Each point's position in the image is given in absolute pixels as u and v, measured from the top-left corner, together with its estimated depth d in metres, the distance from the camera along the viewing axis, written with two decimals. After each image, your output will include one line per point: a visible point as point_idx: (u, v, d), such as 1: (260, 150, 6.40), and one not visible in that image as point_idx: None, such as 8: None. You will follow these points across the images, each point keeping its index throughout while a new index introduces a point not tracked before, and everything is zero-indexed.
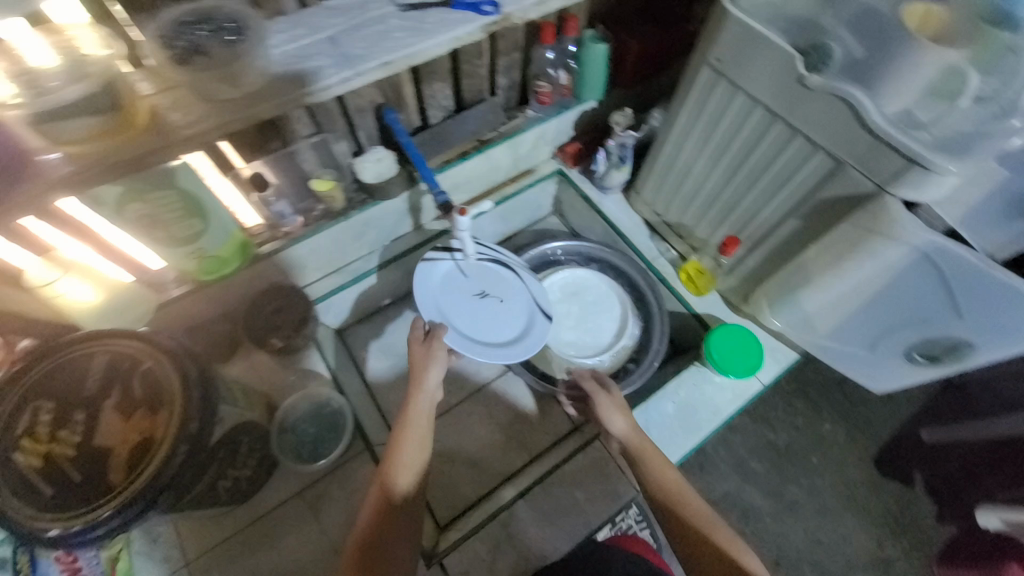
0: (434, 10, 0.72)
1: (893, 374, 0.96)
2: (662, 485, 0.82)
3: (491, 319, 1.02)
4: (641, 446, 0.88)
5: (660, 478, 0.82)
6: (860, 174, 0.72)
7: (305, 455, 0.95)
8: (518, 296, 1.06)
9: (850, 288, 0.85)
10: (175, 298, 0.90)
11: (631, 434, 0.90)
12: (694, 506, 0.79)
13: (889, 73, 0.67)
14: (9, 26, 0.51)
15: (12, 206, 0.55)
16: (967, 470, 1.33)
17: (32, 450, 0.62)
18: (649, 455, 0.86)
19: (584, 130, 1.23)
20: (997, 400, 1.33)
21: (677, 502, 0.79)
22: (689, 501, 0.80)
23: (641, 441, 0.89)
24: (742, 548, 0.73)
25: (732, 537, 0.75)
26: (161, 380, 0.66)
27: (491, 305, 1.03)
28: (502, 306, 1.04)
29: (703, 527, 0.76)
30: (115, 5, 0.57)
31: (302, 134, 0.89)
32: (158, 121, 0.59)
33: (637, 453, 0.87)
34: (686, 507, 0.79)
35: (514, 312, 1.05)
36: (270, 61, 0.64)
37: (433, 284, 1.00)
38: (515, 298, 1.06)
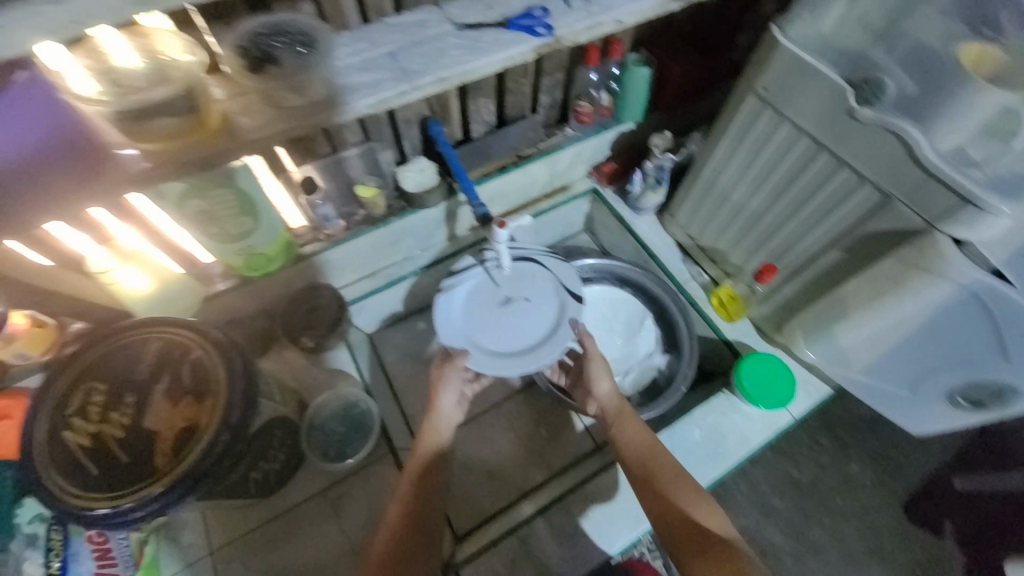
0: (490, 30, 0.74)
1: (933, 416, 0.94)
2: (639, 450, 0.85)
3: (519, 322, 0.92)
4: (621, 412, 0.92)
5: (636, 446, 0.86)
6: (909, 210, 0.71)
7: (332, 454, 0.95)
8: (542, 287, 0.95)
9: (892, 326, 0.84)
10: (221, 291, 0.94)
11: (613, 399, 0.94)
12: (671, 470, 0.82)
13: (943, 111, 0.66)
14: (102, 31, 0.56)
15: (83, 195, 0.56)
16: (993, 523, 1.34)
17: (83, 429, 0.65)
18: (626, 420, 0.90)
19: (621, 150, 1.24)
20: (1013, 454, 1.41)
21: (649, 467, 0.83)
22: (667, 466, 0.83)
23: (620, 407, 0.92)
24: (712, 511, 0.77)
25: (705, 502, 0.79)
26: (208, 370, 0.69)
27: (517, 308, 0.93)
28: (530, 304, 0.93)
29: (672, 493, 0.80)
30: (197, 16, 0.64)
31: (351, 141, 0.93)
32: (229, 125, 0.62)
33: (616, 419, 0.91)
34: (658, 475, 0.82)
35: (543, 305, 0.93)
36: (334, 72, 0.68)
37: (456, 312, 0.93)
38: (542, 289, 0.95)
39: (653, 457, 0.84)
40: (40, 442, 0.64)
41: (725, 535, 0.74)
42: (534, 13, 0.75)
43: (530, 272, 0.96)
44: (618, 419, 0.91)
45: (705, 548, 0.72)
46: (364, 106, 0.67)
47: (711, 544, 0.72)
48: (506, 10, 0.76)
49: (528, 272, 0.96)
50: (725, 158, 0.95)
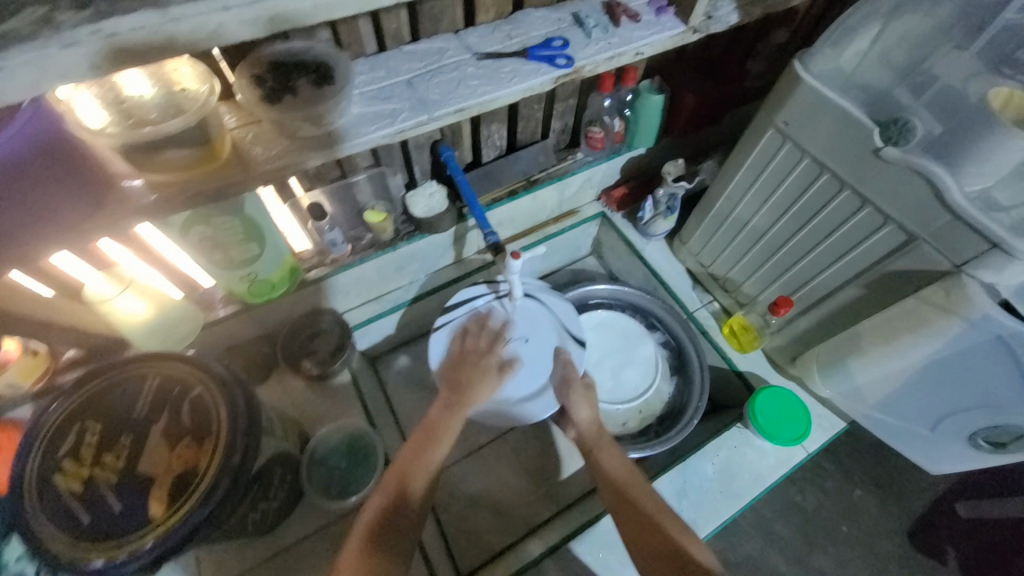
0: (510, 60, 0.73)
1: (955, 457, 0.90)
2: (617, 474, 0.81)
3: (524, 364, 0.94)
4: (599, 439, 0.88)
5: (610, 469, 0.82)
6: (934, 252, 0.70)
7: (334, 491, 0.91)
8: (541, 327, 0.98)
9: (911, 362, 0.82)
10: (221, 318, 0.91)
11: (592, 425, 0.89)
12: (647, 495, 0.77)
13: (971, 154, 0.64)
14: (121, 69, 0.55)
15: (84, 227, 0.54)
16: (996, 550, 1.34)
17: (74, 474, 0.61)
18: (603, 446, 0.86)
19: (630, 175, 1.23)
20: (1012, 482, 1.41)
21: (625, 489, 0.78)
22: (644, 492, 0.78)
23: (599, 433, 0.88)
24: (695, 538, 0.70)
25: (687, 530, 0.72)
26: (209, 409, 0.66)
27: (516, 350, 0.95)
28: (530, 344, 0.96)
29: (650, 511, 0.74)
30: (216, 53, 0.64)
31: (360, 166, 0.90)
32: (240, 154, 0.62)
33: (592, 445, 0.87)
34: (635, 494, 0.77)
35: (543, 345, 0.97)
36: (352, 102, 0.66)
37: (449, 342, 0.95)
38: (542, 330, 0.98)
39: (630, 481, 0.79)
40: (29, 485, 0.60)
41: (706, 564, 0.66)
42: (554, 44, 0.74)
43: (525, 312, 0.99)
44: (593, 445, 0.87)
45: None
46: (381, 136, 0.65)
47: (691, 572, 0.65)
48: (526, 40, 0.76)
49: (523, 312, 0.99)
50: (741, 188, 0.94)
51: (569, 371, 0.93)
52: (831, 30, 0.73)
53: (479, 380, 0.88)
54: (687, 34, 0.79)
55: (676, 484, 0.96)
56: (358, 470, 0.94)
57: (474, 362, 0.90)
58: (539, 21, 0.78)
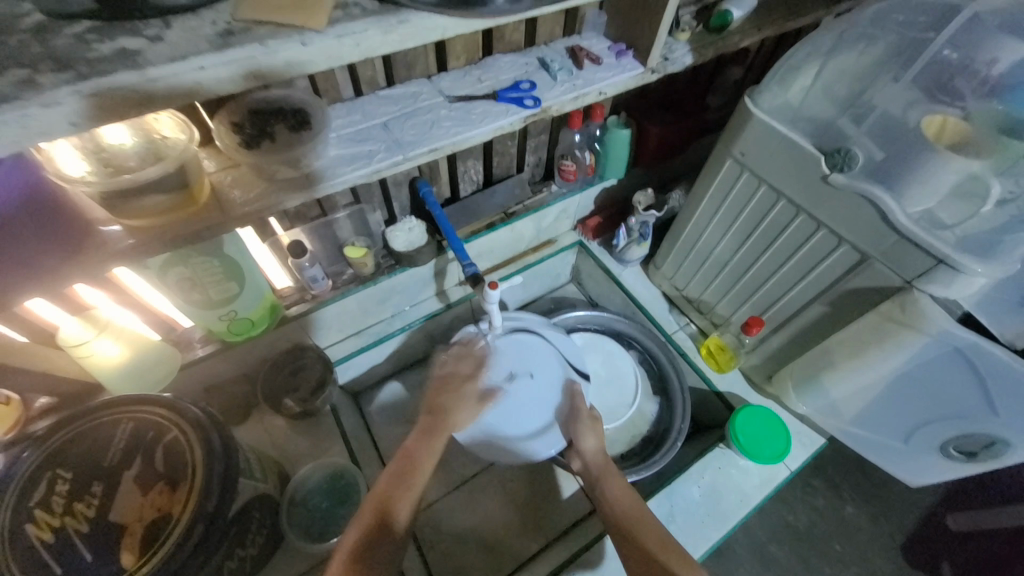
0: (480, 102, 0.77)
1: (932, 469, 0.92)
2: (622, 505, 0.79)
3: (533, 402, 1.01)
4: (605, 470, 0.86)
5: (617, 504, 0.80)
6: (887, 269, 0.74)
7: (315, 533, 0.88)
8: (545, 363, 1.05)
9: (879, 375, 0.85)
10: (199, 358, 0.90)
11: (597, 456, 0.89)
12: (648, 528, 0.74)
13: (911, 178, 0.69)
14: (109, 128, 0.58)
15: (50, 270, 0.54)
16: (992, 562, 1.33)
17: (43, 524, 0.59)
18: (608, 476, 0.85)
19: (604, 205, 1.28)
20: (1003, 492, 1.41)
21: (630, 524, 0.76)
22: (645, 524, 0.76)
23: (605, 462, 0.88)
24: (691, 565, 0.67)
25: (686, 560, 0.68)
26: (184, 452, 0.65)
27: (523, 386, 1.02)
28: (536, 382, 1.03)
29: (651, 546, 0.71)
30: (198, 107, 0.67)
31: (340, 205, 0.92)
32: (219, 197, 0.64)
33: (598, 476, 0.86)
34: (639, 529, 0.75)
35: (549, 383, 1.03)
36: (329, 144, 0.69)
37: None
38: (549, 366, 1.05)
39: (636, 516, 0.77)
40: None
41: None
42: (522, 86, 0.79)
43: (526, 345, 1.05)
44: (599, 476, 0.86)
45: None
46: (358, 177, 0.68)
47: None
48: (495, 83, 0.80)
49: (524, 345, 1.05)
50: (707, 215, 0.99)
51: (577, 402, 0.97)
52: (777, 68, 0.80)
53: (460, 406, 0.89)
54: (646, 74, 0.85)
55: (663, 508, 0.96)
56: (340, 510, 0.92)
57: (455, 386, 0.91)
58: (507, 66, 0.83)
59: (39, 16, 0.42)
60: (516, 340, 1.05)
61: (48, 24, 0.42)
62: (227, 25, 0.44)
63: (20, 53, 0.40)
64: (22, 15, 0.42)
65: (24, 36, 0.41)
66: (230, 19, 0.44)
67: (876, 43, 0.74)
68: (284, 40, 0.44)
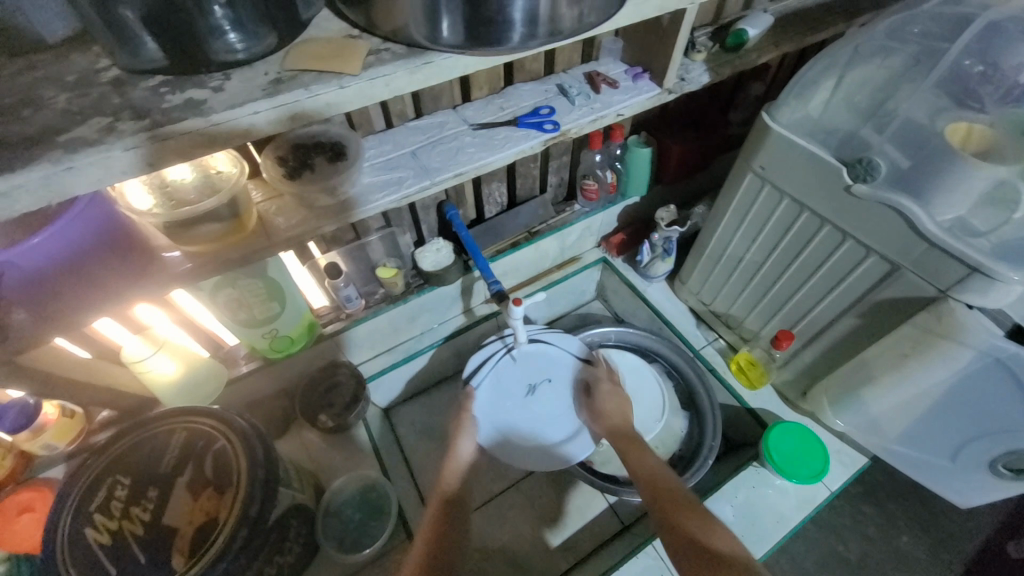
0: (502, 128, 0.82)
1: (982, 487, 0.88)
2: (646, 475, 0.75)
3: (558, 409, 1.04)
4: (631, 442, 0.83)
5: (645, 465, 0.77)
6: (919, 279, 0.73)
7: (348, 545, 0.91)
8: (564, 370, 1.06)
9: (919, 389, 0.82)
10: (244, 374, 0.96)
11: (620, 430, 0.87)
12: (671, 493, 0.70)
13: (937, 187, 0.68)
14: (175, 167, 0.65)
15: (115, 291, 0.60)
16: None
17: (103, 526, 0.64)
18: (634, 450, 0.81)
19: (627, 222, 1.29)
20: None
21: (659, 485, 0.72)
22: (677, 494, 0.70)
23: (631, 436, 0.85)
24: (724, 534, 0.61)
25: (710, 524, 0.63)
26: (230, 460, 0.69)
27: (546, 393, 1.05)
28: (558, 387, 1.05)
29: (679, 510, 0.66)
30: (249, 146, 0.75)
31: (373, 228, 0.98)
32: (265, 225, 0.70)
33: (623, 451, 0.82)
34: (668, 491, 0.71)
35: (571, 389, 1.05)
36: (363, 173, 0.75)
37: (485, 403, 1.03)
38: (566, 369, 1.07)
39: (660, 485, 0.72)
40: (61, 539, 0.63)
41: (737, 552, 0.57)
42: (541, 111, 0.83)
43: (540, 355, 1.07)
44: (624, 451, 0.82)
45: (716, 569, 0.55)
46: (389, 202, 0.72)
47: (726, 567, 0.55)
48: (516, 110, 0.85)
49: (538, 354, 1.07)
50: (730, 229, 0.99)
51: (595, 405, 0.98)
52: (793, 83, 0.80)
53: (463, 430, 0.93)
54: (663, 94, 0.87)
55: None
56: (371, 523, 0.94)
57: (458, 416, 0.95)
58: (528, 93, 0.87)
59: (116, 71, 0.49)
60: (533, 350, 1.07)
61: (125, 77, 0.48)
62: (276, 74, 0.49)
63: (102, 104, 0.46)
64: (103, 71, 0.49)
65: (105, 89, 0.47)
66: (279, 69, 0.50)
67: (895, 55, 0.74)
68: (324, 84, 0.49)
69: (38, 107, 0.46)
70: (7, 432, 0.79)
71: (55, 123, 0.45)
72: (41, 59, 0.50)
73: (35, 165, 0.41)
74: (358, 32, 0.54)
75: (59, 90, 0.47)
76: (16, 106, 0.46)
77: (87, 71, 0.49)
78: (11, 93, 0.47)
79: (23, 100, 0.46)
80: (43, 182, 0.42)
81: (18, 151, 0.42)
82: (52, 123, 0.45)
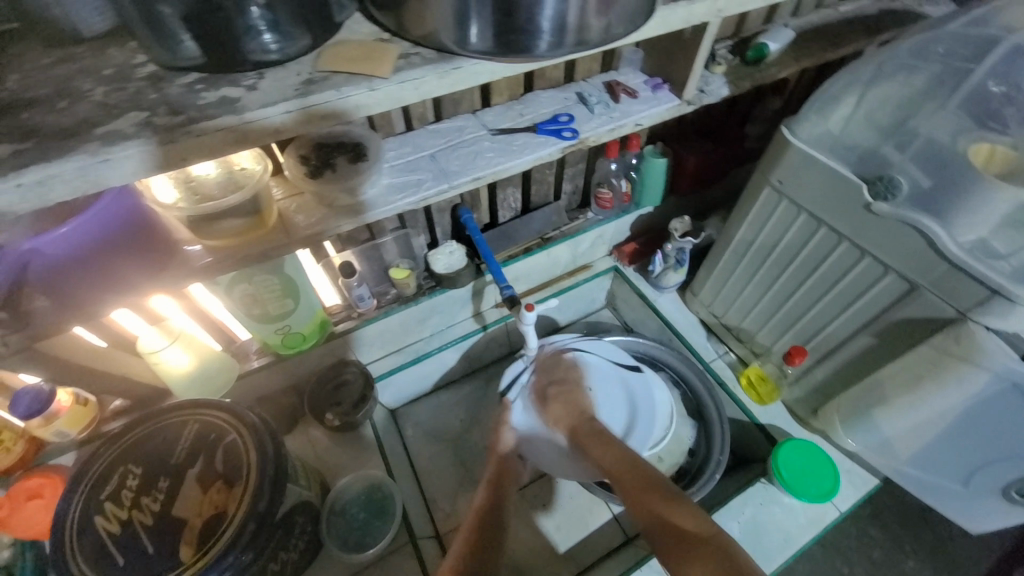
0: (521, 134, 0.82)
1: (995, 513, 0.87)
2: (614, 466, 0.80)
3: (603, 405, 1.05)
4: (600, 437, 0.88)
5: (614, 456, 0.82)
6: (938, 299, 0.72)
7: (352, 544, 0.91)
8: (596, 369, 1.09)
9: (934, 411, 0.81)
10: (255, 368, 0.97)
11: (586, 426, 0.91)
12: (639, 477, 0.75)
13: (959, 207, 0.67)
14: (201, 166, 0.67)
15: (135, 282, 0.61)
16: None
17: (113, 515, 0.65)
18: (598, 441, 0.87)
19: (640, 231, 1.29)
20: None
21: (628, 473, 0.77)
22: (644, 476, 0.75)
23: (591, 428, 0.90)
24: (688, 511, 0.66)
25: (678, 501, 0.68)
26: (240, 454, 0.70)
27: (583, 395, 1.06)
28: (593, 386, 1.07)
29: (646, 492, 0.71)
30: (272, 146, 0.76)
31: (388, 229, 0.98)
32: (285, 222, 0.71)
33: (591, 445, 0.87)
34: (635, 476, 0.76)
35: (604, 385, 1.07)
36: (382, 174, 0.76)
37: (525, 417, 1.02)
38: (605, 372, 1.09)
39: (629, 471, 0.77)
40: (71, 525, 0.64)
41: (700, 529, 0.62)
42: (561, 119, 0.83)
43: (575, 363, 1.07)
44: (592, 447, 0.87)
45: (691, 547, 0.60)
46: (407, 204, 0.73)
47: (698, 543, 0.60)
48: (535, 116, 0.85)
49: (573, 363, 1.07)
50: (745, 242, 0.98)
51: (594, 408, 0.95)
52: (815, 99, 0.80)
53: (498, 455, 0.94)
54: (682, 106, 0.88)
55: None
56: (375, 523, 0.94)
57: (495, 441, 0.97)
58: (547, 100, 0.88)
59: (152, 66, 0.50)
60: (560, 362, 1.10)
61: (160, 73, 0.49)
62: (308, 75, 0.50)
63: (139, 99, 0.47)
64: (139, 66, 0.50)
65: (141, 84, 0.48)
66: (311, 70, 0.51)
67: (919, 73, 0.73)
68: (355, 86, 0.50)
69: (74, 99, 0.47)
70: (21, 418, 0.78)
71: (91, 115, 0.46)
72: (78, 52, 0.51)
73: (73, 156, 0.43)
74: (388, 36, 0.55)
75: (95, 83, 0.48)
76: (54, 97, 0.47)
77: (123, 66, 0.50)
78: (48, 84, 0.48)
79: (59, 91, 0.48)
80: (79, 172, 0.43)
81: (56, 142, 0.44)
82: (89, 115, 0.46)
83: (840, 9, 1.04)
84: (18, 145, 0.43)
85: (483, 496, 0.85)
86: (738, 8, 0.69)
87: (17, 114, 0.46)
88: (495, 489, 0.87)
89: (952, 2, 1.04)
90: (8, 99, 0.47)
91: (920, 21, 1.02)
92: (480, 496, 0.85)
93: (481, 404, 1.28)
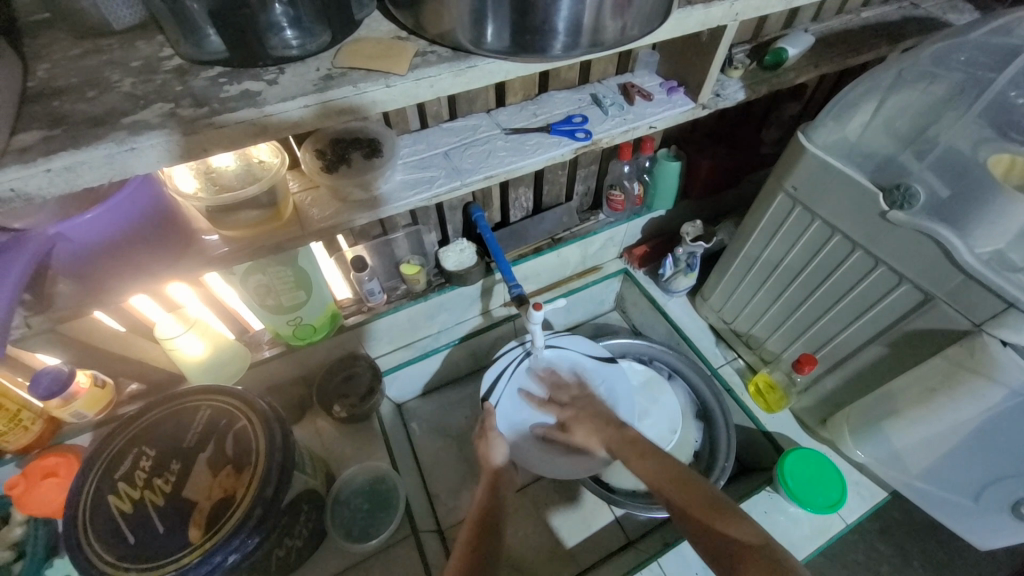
0: (534, 134, 0.83)
1: (1002, 530, 0.85)
2: (655, 476, 0.73)
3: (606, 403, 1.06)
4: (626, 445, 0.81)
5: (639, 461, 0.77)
6: (954, 312, 0.71)
7: (356, 534, 0.92)
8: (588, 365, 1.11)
9: (951, 426, 0.78)
10: (267, 358, 0.99)
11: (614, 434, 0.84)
12: (680, 487, 0.69)
13: (977, 218, 0.66)
14: (222, 158, 0.69)
15: (144, 269, 0.62)
16: None
17: (126, 495, 0.67)
18: (630, 448, 0.80)
19: (651, 235, 1.28)
20: None
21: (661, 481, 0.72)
22: (680, 483, 0.70)
23: (621, 437, 0.83)
24: (740, 521, 0.62)
25: (723, 511, 0.64)
26: (250, 442, 0.71)
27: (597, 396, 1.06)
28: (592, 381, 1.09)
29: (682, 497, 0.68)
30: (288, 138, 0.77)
31: (400, 225, 0.99)
32: (300, 215, 0.73)
33: (621, 454, 0.81)
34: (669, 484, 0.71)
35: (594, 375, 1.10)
36: (397, 170, 0.77)
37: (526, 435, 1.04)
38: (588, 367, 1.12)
39: (667, 480, 0.72)
40: (84, 505, 0.66)
41: (754, 540, 0.58)
42: (574, 120, 0.84)
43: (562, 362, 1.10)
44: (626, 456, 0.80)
45: (743, 564, 0.57)
46: (419, 200, 0.74)
47: (751, 557, 0.57)
48: (550, 117, 0.86)
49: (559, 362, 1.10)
50: (757, 248, 0.97)
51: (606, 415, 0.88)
52: (833, 104, 0.79)
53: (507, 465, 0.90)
54: (697, 109, 0.87)
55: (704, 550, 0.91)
56: (378, 515, 0.95)
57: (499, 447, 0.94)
58: (562, 101, 0.88)
59: (179, 60, 0.51)
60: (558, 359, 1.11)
61: (187, 66, 0.51)
62: (327, 70, 0.52)
63: (165, 90, 0.49)
64: (167, 59, 0.51)
65: (168, 76, 0.50)
66: (330, 66, 0.52)
67: (940, 81, 0.72)
68: (372, 83, 0.51)
69: (102, 88, 0.49)
70: (41, 398, 0.80)
71: (119, 105, 0.48)
72: (107, 43, 0.53)
73: (101, 144, 0.44)
74: (406, 34, 0.56)
75: (122, 74, 0.50)
76: (83, 86, 0.49)
77: (150, 58, 0.52)
78: (77, 74, 0.50)
79: (89, 80, 0.49)
80: (106, 160, 0.45)
81: (84, 130, 0.45)
82: (118, 105, 0.48)
83: (862, 15, 1.03)
84: (48, 132, 0.45)
85: (490, 506, 0.84)
86: (755, 12, 0.69)
87: (48, 102, 0.48)
88: (498, 492, 0.86)
89: (978, 9, 1.02)
90: (39, 88, 0.48)
91: (943, 29, 1.00)
92: (488, 505, 0.84)
93: (486, 402, 1.29)
